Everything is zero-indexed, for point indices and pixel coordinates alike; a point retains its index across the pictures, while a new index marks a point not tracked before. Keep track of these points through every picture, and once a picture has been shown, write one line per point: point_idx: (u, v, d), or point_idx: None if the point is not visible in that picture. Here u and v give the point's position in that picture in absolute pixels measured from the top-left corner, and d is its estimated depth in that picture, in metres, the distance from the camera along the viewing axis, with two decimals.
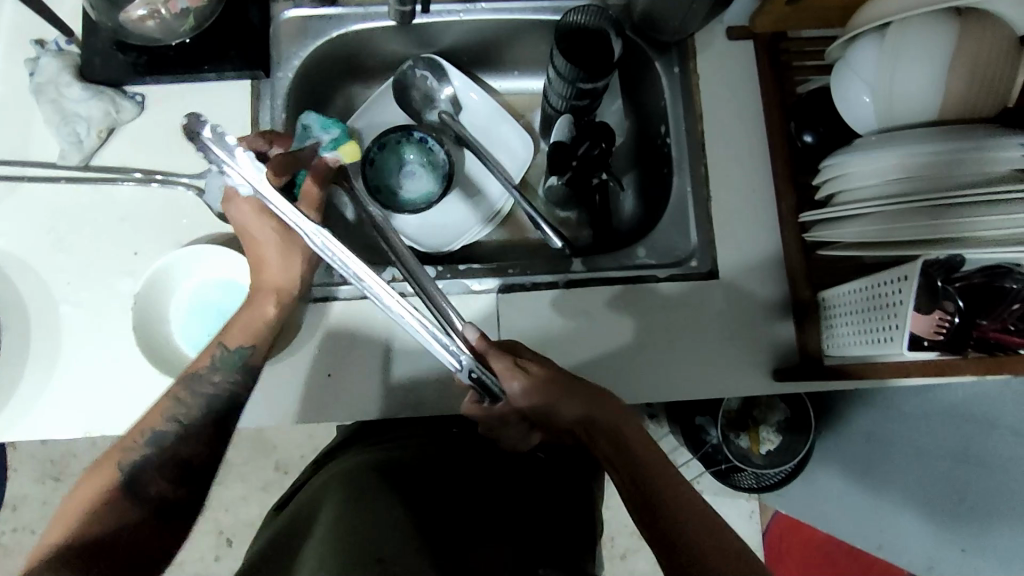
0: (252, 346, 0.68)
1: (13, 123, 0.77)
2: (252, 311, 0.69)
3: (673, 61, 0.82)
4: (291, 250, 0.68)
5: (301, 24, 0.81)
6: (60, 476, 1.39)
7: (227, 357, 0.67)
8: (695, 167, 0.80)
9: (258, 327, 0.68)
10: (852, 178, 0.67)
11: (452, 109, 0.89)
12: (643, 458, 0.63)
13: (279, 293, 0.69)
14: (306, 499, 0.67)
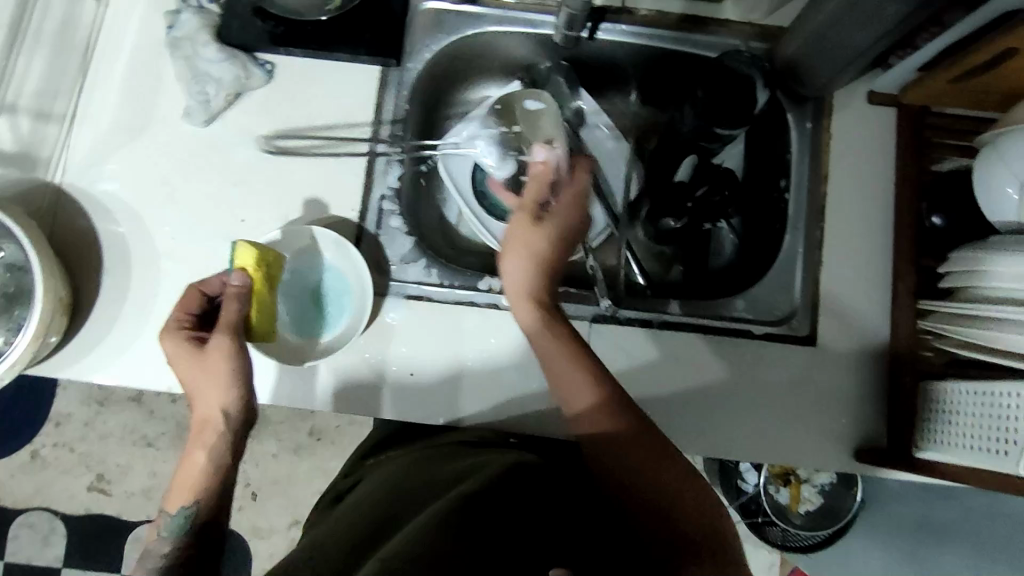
0: (196, 502, 0.58)
1: (144, 71, 0.78)
2: (187, 460, 0.60)
3: (806, 115, 0.79)
4: (211, 372, 0.60)
5: (439, 16, 0.80)
6: (104, 402, 1.43)
7: (167, 525, 0.57)
8: (810, 227, 0.77)
9: (191, 483, 0.59)
10: (975, 275, 0.65)
11: (575, 120, 0.86)
12: (646, 466, 0.58)
13: (206, 427, 0.60)
14: (369, 501, 0.63)
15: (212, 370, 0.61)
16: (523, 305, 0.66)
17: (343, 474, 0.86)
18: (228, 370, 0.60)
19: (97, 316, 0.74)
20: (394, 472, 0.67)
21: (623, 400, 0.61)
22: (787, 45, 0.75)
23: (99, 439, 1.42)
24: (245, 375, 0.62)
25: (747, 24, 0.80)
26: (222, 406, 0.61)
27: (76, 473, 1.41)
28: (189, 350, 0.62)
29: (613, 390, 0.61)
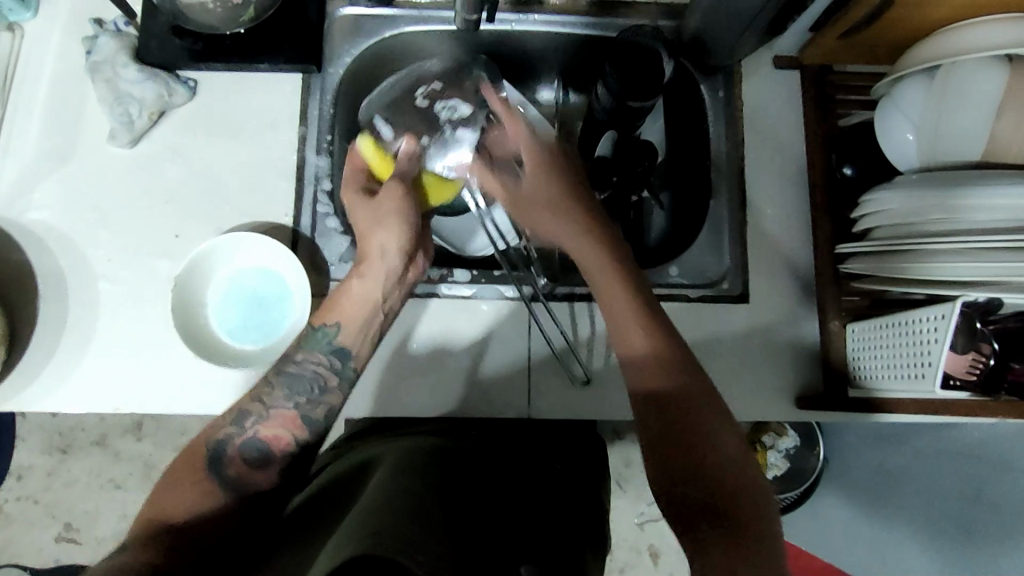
0: (358, 349, 0.67)
1: (65, 98, 0.78)
2: (354, 282, 0.68)
3: (718, 85, 0.83)
4: (387, 210, 0.69)
5: (356, 21, 0.82)
6: (66, 449, 1.40)
7: (313, 334, 0.66)
8: (733, 191, 0.81)
9: (345, 309, 0.67)
10: (886, 215, 0.69)
11: None
12: (695, 413, 0.59)
13: (385, 256, 0.68)
14: (314, 487, 0.62)
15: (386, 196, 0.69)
16: (599, 275, 0.64)
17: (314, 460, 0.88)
18: (392, 212, 0.69)
19: (37, 345, 0.74)
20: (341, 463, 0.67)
21: (667, 344, 0.62)
22: (691, 19, 0.79)
23: (64, 487, 1.39)
24: (411, 241, 0.70)
25: (654, 4, 0.83)
26: (379, 288, 0.68)
27: (44, 524, 1.38)
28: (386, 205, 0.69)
29: (664, 332, 0.62)
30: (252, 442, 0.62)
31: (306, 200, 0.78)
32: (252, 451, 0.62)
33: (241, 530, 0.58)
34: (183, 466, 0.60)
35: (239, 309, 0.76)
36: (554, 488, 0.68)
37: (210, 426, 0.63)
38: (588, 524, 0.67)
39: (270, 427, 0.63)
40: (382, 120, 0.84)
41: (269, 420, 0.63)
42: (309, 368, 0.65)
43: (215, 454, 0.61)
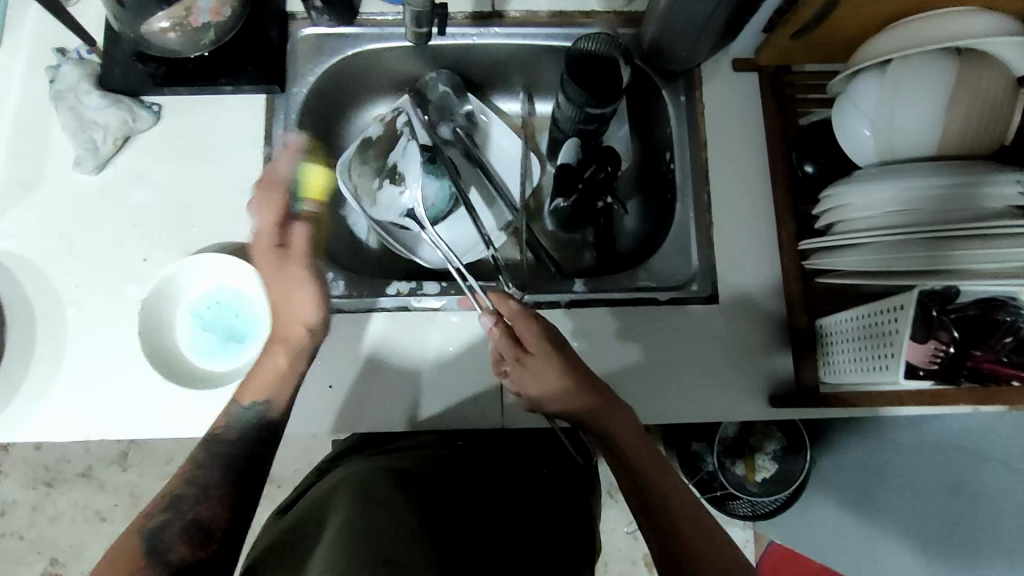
0: (270, 399, 0.68)
1: (30, 127, 0.78)
2: (266, 362, 0.68)
3: (678, 89, 0.84)
4: (292, 279, 0.69)
5: (318, 41, 0.83)
6: (51, 482, 1.39)
7: (239, 414, 0.67)
8: (699, 193, 0.81)
9: (268, 382, 0.68)
10: (865, 208, 0.67)
11: (469, 126, 0.91)
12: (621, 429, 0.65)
13: (292, 342, 0.68)
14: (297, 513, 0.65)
15: (263, 240, 0.69)
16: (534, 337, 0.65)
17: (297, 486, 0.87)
18: (311, 295, 0.69)
19: (5, 373, 0.73)
20: (325, 485, 0.68)
21: (579, 386, 0.64)
22: (649, 26, 0.80)
23: (50, 521, 1.38)
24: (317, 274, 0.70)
25: (613, 13, 0.85)
26: (297, 352, 0.68)
27: (29, 561, 1.36)
28: (293, 262, 0.69)
29: (582, 373, 0.65)
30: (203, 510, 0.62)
31: None
32: (193, 532, 0.60)
33: None
34: (116, 552, 0.58)
35: (205, 330, 0.76)
36: (534, 494, 0.72)
37: (144, 516, 0.61)
38: (570, 539, 0.69)
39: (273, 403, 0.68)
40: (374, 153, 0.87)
41: (207, 497, 0.63)
42: (232, 432, 0.67)
43: (149, 542, 0.59)
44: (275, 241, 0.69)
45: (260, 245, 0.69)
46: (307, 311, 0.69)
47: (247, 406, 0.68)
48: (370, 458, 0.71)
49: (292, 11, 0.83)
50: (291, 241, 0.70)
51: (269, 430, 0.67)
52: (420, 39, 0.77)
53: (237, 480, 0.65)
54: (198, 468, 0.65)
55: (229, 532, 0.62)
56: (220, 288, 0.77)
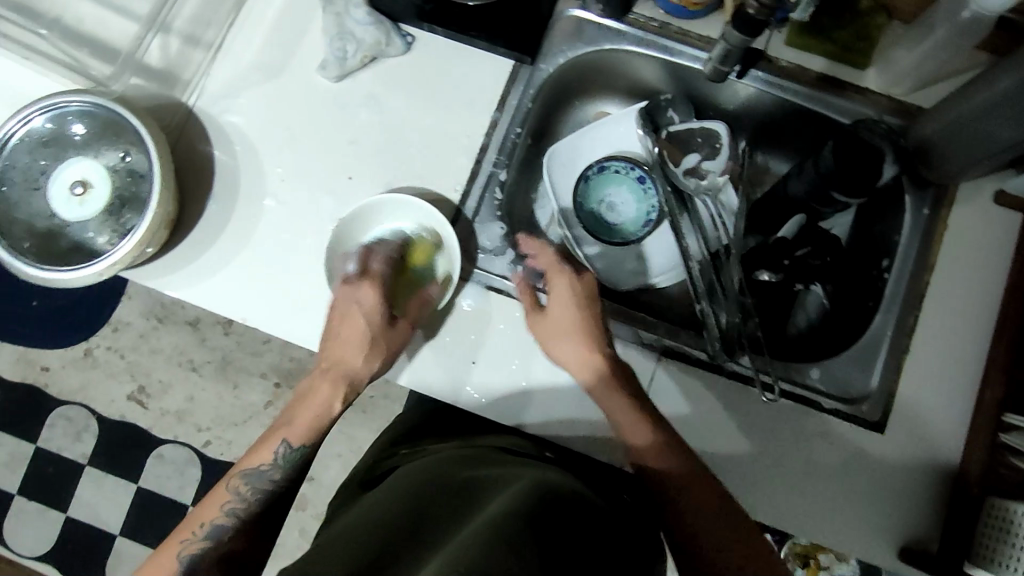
0: (311, 447, 0.72)
1: (293, 18, 0.81)
2: (316, 403, 0.73)
3: (925, 201, 0.77)
4: (351, 336, 0.72)
5: (582, 26, 0.81)
6: (162, 319, 1.50)
7: (285, 456, 0.70)
8: (905, 315, 0.75)
9: (306, 431, 0.72)
10: None
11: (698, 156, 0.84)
12: (623, 415, 0.68)
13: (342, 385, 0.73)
14: (410, 485, 0.65)
15: (359, 306, 0.72)
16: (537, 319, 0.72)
17: (376, 457, 0.87)
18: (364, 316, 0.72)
19: (196, 235, 0.77)
20: (437, 463, 0.69)
21: (676, 439, 0.68)
22: (926, 125, 0.74)
23: (150, 352, 1.50)
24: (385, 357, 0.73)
25: (886, 97, 0.78)
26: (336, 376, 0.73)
27: (122, 379, 1.50)
28: (382, 310, 0.72)
29: (651, 413, 0.69)
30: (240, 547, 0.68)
31: (478, 182, 0.78)
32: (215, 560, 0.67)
33: None
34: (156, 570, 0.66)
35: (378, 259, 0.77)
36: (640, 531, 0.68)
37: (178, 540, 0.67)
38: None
39: (296, 440, 0.71)
40: (573, 177, 0.86)
41: (241, 532, 0.69)
42: (260, 479, 0.70)
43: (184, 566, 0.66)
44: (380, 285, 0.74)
45: (368, 281, 0.74)
46: (364, 332, 0.72)
47: (295, 449, 0.71)
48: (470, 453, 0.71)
49: None
50: (382, 295, 0.73)
51: (294, 469, 0.71)
52: (713, 74, 0.71)
53: (259, 528, 0.70)
54: (241, 503, 0.69)
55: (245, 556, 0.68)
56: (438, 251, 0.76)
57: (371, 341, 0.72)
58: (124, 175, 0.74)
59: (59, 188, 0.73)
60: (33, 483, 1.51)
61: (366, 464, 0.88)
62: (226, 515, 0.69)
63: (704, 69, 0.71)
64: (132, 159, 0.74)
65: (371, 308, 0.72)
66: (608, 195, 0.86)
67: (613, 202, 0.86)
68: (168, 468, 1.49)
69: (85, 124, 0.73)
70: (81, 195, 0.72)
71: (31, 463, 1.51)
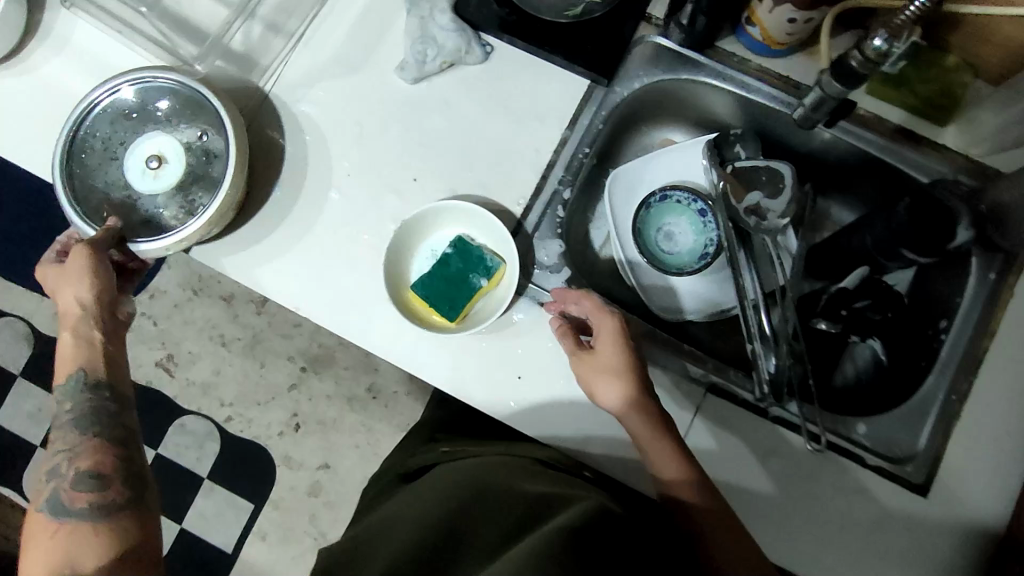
0: (83, 370, 0.64)
1: (377, 16, 0.82)
2: (74, 336, 0.65)
3: (992, 266, 0.75)
4: (67, 271, 0.65)
5: (662, 54, 0.80)
6: (197, 292, 1.51)
7: (64, 388, 0.62)
8: (960, 379, 0.74)
9: (74, 352, 0.64)
10: None
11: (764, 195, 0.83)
12: (661, 457, 0.67)
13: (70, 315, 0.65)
14: (456, 493, 0.65)
15: (64, 276, 0.65)
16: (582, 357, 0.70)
17: (418, 451, 0.88)
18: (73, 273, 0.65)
19: (258, 220, 0.78)
20: (480, 467, 0.69)
21: (712, 488, 0.67)
22: (1004, 189, 0.71)
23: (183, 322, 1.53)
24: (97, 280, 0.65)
25: (963, 155, 0.77)
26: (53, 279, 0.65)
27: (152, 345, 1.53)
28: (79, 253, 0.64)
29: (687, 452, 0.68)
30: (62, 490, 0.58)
31: (541, 199, 0.78)
32: (57, 510, 0.57)
33: None
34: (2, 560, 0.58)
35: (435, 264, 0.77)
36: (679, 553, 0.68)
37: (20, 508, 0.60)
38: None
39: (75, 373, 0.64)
40: (634, 203, 0.86)
41: (80, 453, 0.60)
42: (77, 413, 0.62)
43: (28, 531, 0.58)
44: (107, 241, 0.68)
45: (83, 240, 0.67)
46: (74, 279, 0.65)
47: (78, 375, 0.63)
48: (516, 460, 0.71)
49: (650, 13, 0.81)
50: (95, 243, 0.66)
51: (95, 395, 0.63)
52: (802, 120, 0.73)
53: (95, 461, 0.60)
54: (62, 449, 0.61)
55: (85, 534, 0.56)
56: (496, 259, 0.76)
57: (77, 298, 0.64)
58: (201, 153, 0.75)
59: (137, 158, 0.74)
60: None
61: (406, 457, 0.90)
62: (56, 456, 0.61)
63: (799, 111, 0.72)
64: (212, 138, 0.75)
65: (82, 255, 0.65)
66: (667, 224, 0.86)
67: (671, 231, 0.86)
68: None
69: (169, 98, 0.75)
70: (155, 169, 0.73)
71: None
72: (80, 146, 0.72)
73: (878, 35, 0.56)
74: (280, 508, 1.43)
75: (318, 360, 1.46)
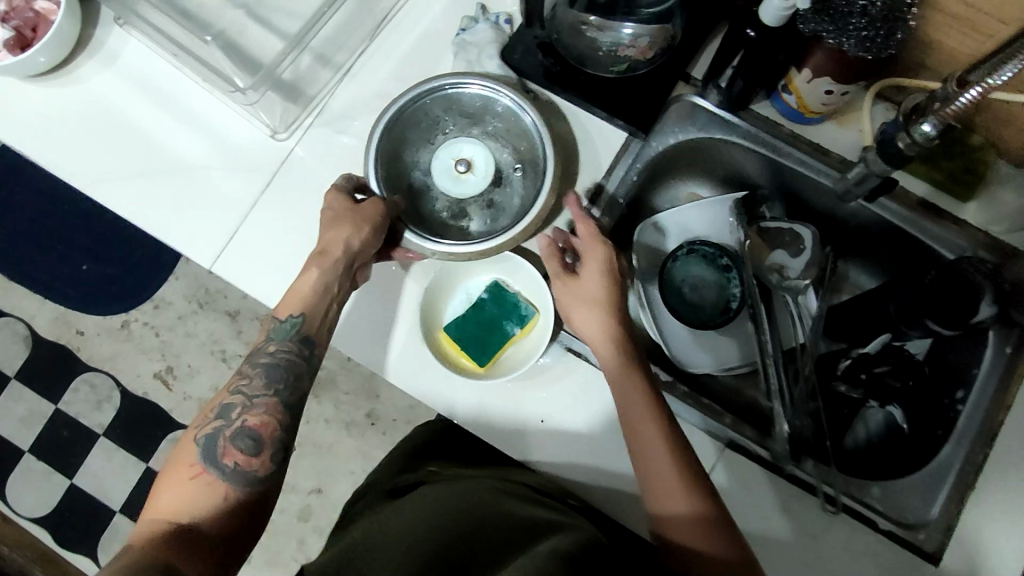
0: (303, 315, 0.69)
1: (422, 56, 0.82)
2: (307, 274, 0.71)
3: (1008, 341, 0.76)
4: (346, 216, 0.70)
5: (697, 112, 0.83)
6: (203, 305, 1.52)
7: (279, 329, 0.69)
8: (972, 450, 0.75)
9: (301, 298, 0.70)
10: None
11: (791, 253, 0.86)
12: (645, 431, 0.66)
13: (324, 254, 0.71)
14: (458, 508, 0.66)
15: (332, 210, 0.72)
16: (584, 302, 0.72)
17: (403, 474, 0.86)
18: (340, 215, 0.71)
19: (292, 247, 0.79)
20: (480, 489, 0.71)
21: (738, 538, 0.63)
22: None
23: (185, 335, 1.52)
24: (378, 232, 0.71)
25: (982, 232, 0.79)
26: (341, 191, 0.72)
27: (152, 355, 1.52)
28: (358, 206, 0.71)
29: (675, 437, 0.66)
30: (257, 426, 0.64)
31: None
32: (246, 440, 0.63)
33: (238, 535, 0.60)
34: (180, 453, 0.62)
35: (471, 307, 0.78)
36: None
37: (201, 418, 0.64)
38: None
39: (286, 310, 0.70)
40: (661, 249, 0.89)
41: (256, 408, 0.64)
42: (280, 358, 0.67)
43: (206, 447, 0.62)
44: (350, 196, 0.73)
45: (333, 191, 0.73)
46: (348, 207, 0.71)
47: (286, 320, 0.69)
48: (510, 489, 0.72)
49: (689, 74, 0.83)
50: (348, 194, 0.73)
51: (306, 354, 0.69)
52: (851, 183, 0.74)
53: (287, 418, 0.65)
54: (247, 378, 0.66)
55: (272, 474, 0.63)
56: (530, 308, 0.78)
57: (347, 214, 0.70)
58: (503, 179, 0.78)
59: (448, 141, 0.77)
60: (45, 444, 1.51)
61: (389, 478, 0.88)
62: (233, 395, 0.65)
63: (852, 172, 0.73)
64: (518, 175, 0.77)
65: (344, 204, 0.71)
66: (691, 276, 0.88)
67: (694, 283, 0.88)
68: None
69: (484, 142, 0.78)
70: (462, 172, 0.77)
71: (47, 423, 1.51)
72: (411, 113, 0.74)
73: (927, 120, 0.60)
74: (269, 531, 1.41)
75: (318, 382, 1.43)
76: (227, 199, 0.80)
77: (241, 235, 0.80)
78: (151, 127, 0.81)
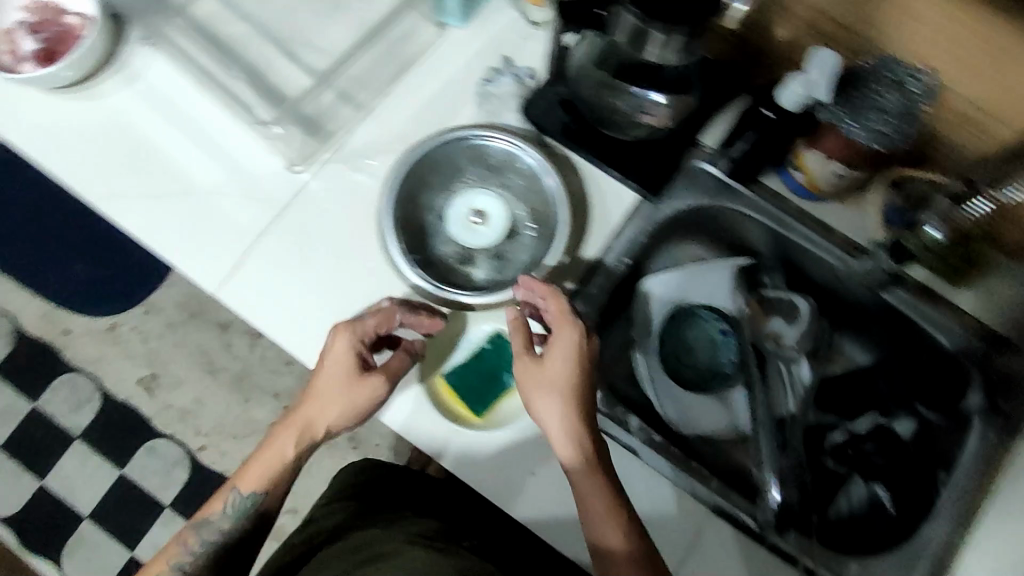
0: (266, 490, 0.74)
1: (444, 102, 0.83)
2: (311, 404, 0.71)
3: (992, 428, 0.78)
4: (336, 398, 0.71)
5: (706, 179, 0.83)
6: (194, 315, 1.51)
7: (236, 502, 0.74)
8: (953, 535, 0.76)
9: (273, 465, 0.73)
10: None
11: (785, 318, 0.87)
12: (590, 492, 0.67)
13: (304, 433, 0.73)
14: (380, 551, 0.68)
15: (333, 354, 0.71)
16: (527, 366, 0.69)
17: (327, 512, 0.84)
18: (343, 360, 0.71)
19: (298, 280, 0.79)
20: (403, 533, 0.72)
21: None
22: None
23: (173, 343, 1.50)
24: (396, 379, 0.72)
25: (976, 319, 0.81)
26: (358, 343, 0.71)
27: (137, 361, 1.50)
28: (354, 381, 0.70)
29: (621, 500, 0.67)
30: (227, 545, 0.75)
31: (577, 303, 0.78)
32: (209, 563, 0.75)
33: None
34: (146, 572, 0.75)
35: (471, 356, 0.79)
36: None
37: (178, 536, 0.75)
38: None
39: (288, 447, 0.73)
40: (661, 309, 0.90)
41: (245, 521, 0.75)
42: (220, 533, 0.75)
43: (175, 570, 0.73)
44: (361, 344, 0.71)
45: (343, 326, 0.71)
46: (337, 376, 0.71)
47: (248, 495, 0.74)
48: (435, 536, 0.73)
49: (700, 140, 0.83)
50: (360, 339, 0.71)
51: (256, 518, 0.75)
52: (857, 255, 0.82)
53: (263, 519, 0.76)
54: (223, 509, 0.74)
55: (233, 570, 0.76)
56: None
57: (348, 382, 0.70)
58: (515, 233, 0.79)
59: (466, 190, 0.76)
60: (17, 443, 1.48)
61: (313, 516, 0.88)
62: (229, 503, 0.74)
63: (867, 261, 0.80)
64: (530, 234, 0.78)
65: (348, 359, 0.71)
66: (689, 339, 0.89)
67: (692, 346, 0.89)
68: (157, 462, 1.47)
69: (501, 197, 0.78)
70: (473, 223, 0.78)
71: (22, 422, 1.49)
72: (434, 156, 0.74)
73: None
74: None
75: None
76: (234, 223, 0.80)
77: (245, 262, 0.79)
78: (166, 147, 0.82)
